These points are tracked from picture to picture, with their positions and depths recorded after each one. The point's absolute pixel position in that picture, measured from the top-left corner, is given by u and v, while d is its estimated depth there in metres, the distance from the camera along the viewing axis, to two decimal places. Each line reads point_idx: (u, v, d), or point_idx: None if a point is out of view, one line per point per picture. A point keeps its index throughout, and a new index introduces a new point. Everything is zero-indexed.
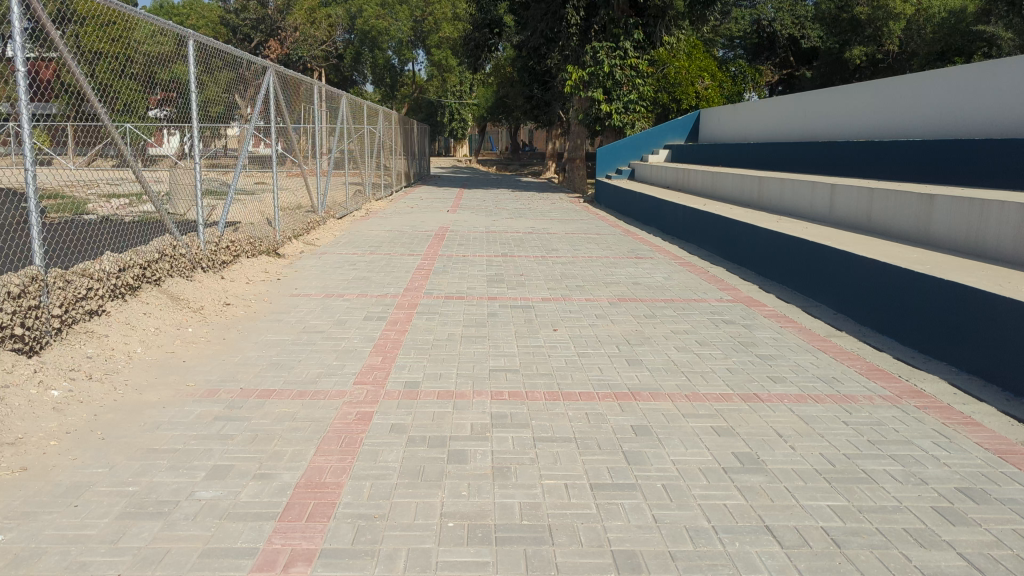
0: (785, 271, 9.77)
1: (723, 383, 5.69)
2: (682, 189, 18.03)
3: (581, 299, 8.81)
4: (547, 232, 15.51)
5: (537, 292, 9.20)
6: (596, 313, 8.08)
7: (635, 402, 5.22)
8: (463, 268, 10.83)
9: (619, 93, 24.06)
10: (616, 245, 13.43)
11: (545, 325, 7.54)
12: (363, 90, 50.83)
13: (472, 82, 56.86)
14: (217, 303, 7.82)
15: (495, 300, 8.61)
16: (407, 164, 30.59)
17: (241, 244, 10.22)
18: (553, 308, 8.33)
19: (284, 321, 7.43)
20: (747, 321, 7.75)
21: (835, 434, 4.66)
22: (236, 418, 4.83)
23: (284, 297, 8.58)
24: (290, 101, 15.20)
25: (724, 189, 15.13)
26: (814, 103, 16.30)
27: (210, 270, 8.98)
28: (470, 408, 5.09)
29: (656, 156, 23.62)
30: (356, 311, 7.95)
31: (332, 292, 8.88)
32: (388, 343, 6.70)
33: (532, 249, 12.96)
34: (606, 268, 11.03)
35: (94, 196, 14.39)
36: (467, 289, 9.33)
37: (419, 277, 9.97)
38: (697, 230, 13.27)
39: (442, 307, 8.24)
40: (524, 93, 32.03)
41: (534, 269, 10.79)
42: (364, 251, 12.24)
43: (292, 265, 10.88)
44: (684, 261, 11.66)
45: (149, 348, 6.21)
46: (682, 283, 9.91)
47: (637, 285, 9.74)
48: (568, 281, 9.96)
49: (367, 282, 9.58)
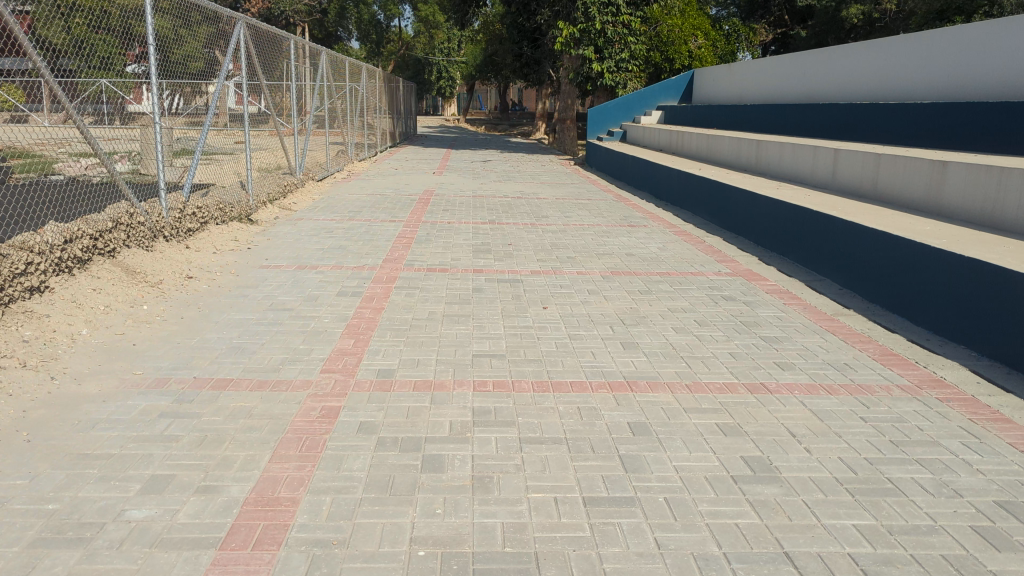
0: (787, 242, 9.26)
1: (727, 372, 5.21)
2: (675, 152, 17.42)
3: (572, 272, 8.29)
4: (536, 197, 14.92)
5: (525, 264, 8.66)
6: (587, 289, 7.56)
7: (632, 394, 4.73)
8: (447, 237, 10.25)
9: (611, 51, 23.38)
10: (607, 211, 12.88)
11: (533, 303, 7.03)
12: (348, 46, 49.47)
13: (460, 38, 55.55)
14: (178, 276, 7.25)
15: (480, 273, 8.07)
16: (393, 124, 29.80)
17: (210, 209, 9.61)
18: (542, 282, 7.81)
19: (251, 298, 6.87)
20: (749, 298, 7.25)
21: (855, 433, 4.16)
22: (185, 414, 4.31)
23: (253, 269, 8.01)
24: (265, 56, 14.43)
25: (720, 153, 14.55)
26: (815, 63, 15.65)
27: (175, 239, 8.39)
28: (450, 402, 4.58)
29: (648, 118, 22.93)
30: (329, 285, 7.39)
31: (306, 264, 8.31)
32: (363, 323, 6.17)
33: (520, 216, 12.39)
34: (597, 237, 10.49)
35: (60, 155, 13.71)
36: (450, 260, 8.77)
37: (401, 247, 9.41)
38: (692, 197, 12.72)
39: (423, 281, 7.69)
40: (512, 51, 31.00)
41: (522, 239, 10.24)
42: (343, 218, 11.63)
43: (266, 231, 10.28)
44: (679, 230, 11.13)
45: (96, 329, 5.66)
46: (678, 254, 9.40)
47: (631, 256, 9.22)
48: (558, 251, 9.42)
49: (344, 253, 8.99)
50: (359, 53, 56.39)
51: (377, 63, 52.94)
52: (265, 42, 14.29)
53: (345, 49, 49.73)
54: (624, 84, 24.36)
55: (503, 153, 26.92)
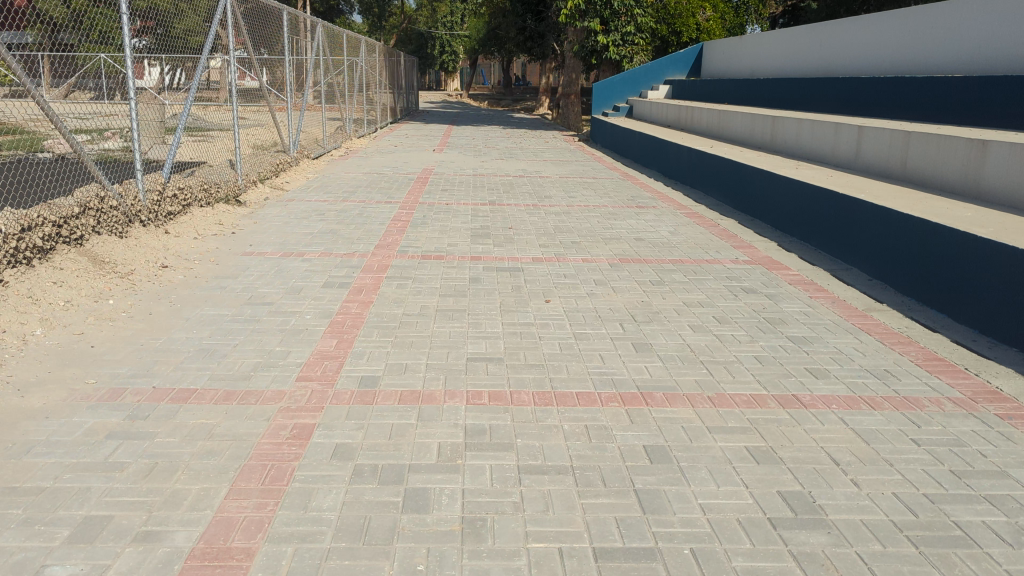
0: (810, 227, 8.64)
1: (754, 380, 4.63)
2: (685, 128, 16.72)
3: (578, 259, 7.69)
4: (540, 176, 14.28)
5: (526, 250, 8.07)
6: (594, 279, 6.97)
7: (647, 410, 4.17)
8: (444, 220, 9.65)
9: (617, 24, 22.64)
10: (615, 191, 12.25)
11: (536, 295, 6.44)
12: (349, 18, 48.49)
13: (463, 11, 54.49)
14: (152, 264, 6.67)
15: (478, 261, 7.49)
16: (393, 99, 29.04)
17: (193, 190, 9.03)
18: (545, 271, 7.23)
19: (229, 289, 6.30)
20: (772, 291, 6.66)
21: (908, 461, 3.63)
22: (136, 434, 3.74)
23: (234, 255, 7.43)
24: (255, 27, 13.77)
25: (733, 129, 13.87)
26: (832, 35, 14.96)
27: (153, 224, 7.79)
28: (439, 418, 4.03)
29: (656, 92, 22.20)
30: (314, 275, 6.82)
31: (292, 250, 7.72)
32: (348, 319, 5.60)
33: (523, 196, 11.76)
34: (604, 220, 9.88)
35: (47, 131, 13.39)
36: (447, 246, 8.17)
37: (395, 231, 8.82)
38: (705, 177, 12.08)
39: (416, 270, 7.11)
40: (515, 24, 30.06)
41: (524, 221, 9.63)
42: (335, 198, 11.04)
43: (253, 214, 9.69)
44: (692, 212, 10.50)
45: (52, 328, 5.07)
46: (691, 240, 8.78)
47: (640, 241, 8.61)
48: (561, 236, 8.82)
49: (333, 238, 8.40)
50: (361, 26, 55.36)
51: (379, 37, 51.90)
52: (256, 15, 13.67)
53: (346, 22, 48.75)
54: (630, 57, 23.59)
55: (507, 129, 26.16)
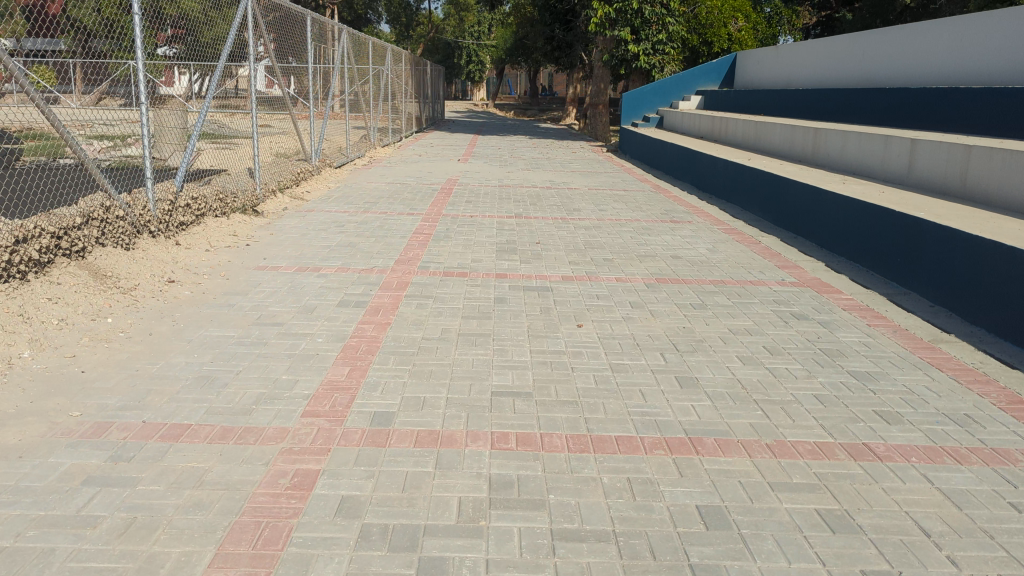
0: (860, 247, 8.06)
1: (817, 426, 4.10)
2: (718, 139, 16.17)
3: (611, 278, 7.19)
4: (568, 188, 13.80)
5: (556, 267, 7.57)
6: (630, 300, 6.45)
7: (700, 462, 3.67)
8: (469, 233, 9.18)
9: (648, 33, 22.14)
10: (647, 205, 11.73)
11: (568, 318, 5.93)
12: (377, 27, 48.46)
13: (491, 21, 54.30)
14: (158, 278, 6.25)
15: (504, 279, 7.02)
16: (419, 108, 28.76)
17: (207, 199, 8.65)
18: (576, 290, 6.73)
19: (237, 307, 5.87)
20: (825, 318, 6.09)
21: (1012, 533, 3.12)
22: (117, 480, 3.28)
23: (246, 269, 7.00)
24: (279, 32, 13.45)
25: (771, 141, 13.32)
26: (875, 46, 14.43)
27: (163, 235, 7.40)
28: (460, 465, 3.54)
29: (687, 102, 21.64)
30: (329, 292, 6.36)
31: (307, 264, 7.29)
32: (362, 343, 5.14)
33: (551, 209, 11.28)
34: (637, 235, 9.37)
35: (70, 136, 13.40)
36: (471, 262, 7.69)
37: (416, 245, 8.37)
38: (743, 192, 11.52)
39: (438, 287, 6.64)
40: (543, 33, 29.64)
41: (553, 236, 9.14)
42: (356, 209, 10.62)
43: (270, 224, 9.30)
44: (730, 229, 9.95)
45: (41, 350, 4.64)
46: (732, 258, 8.23)
47: (677, 259, 8.09)
48: (593, 252, 8.32)
49: (351, 252, 7.96)
50: (388, 35, 55.41)
51: (406, 47, 51.82)
52: (280, 23, 13.24)
53: (374, 31, 48.73)
54: (661, 67, 23.07)
55: (533, 139, 25.69)
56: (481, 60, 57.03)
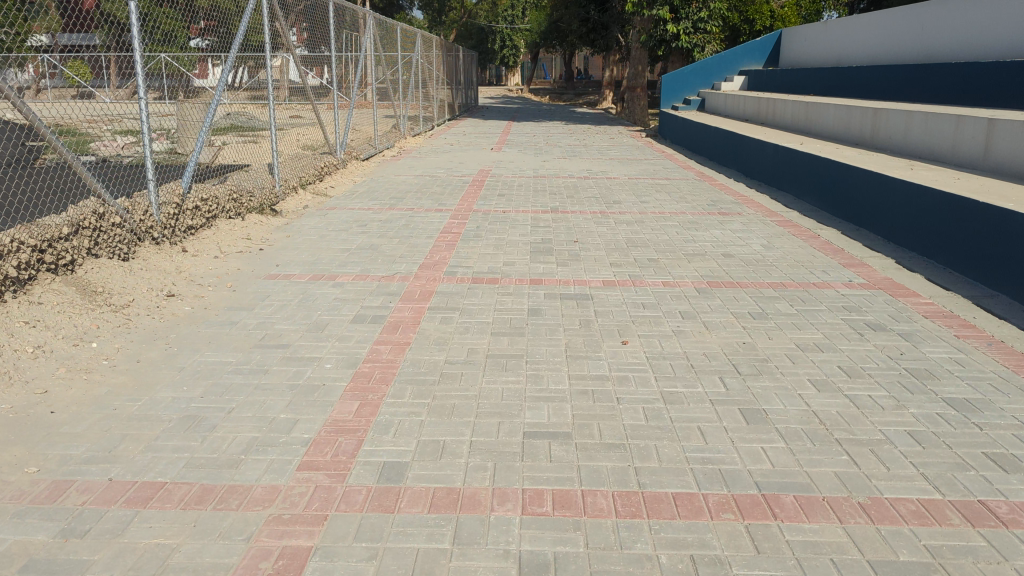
0: (935, 242, 7.21)
1: (919, 477, 3.34)
2: (766, 122, 15.24)
3: (657, 283, 6.47)
4: (606, 177, 13.04)
5: (595, 270, 6.88)
6: (680, 309, 5.74)
7: (781, 532, 2.95)
8: (501, 231, 8.51)
9: (688, 11, 21.09)
10: (692, 196, 10.94)
11: (610, 333, 5.24)
12: (410, 14, 47.91)
13: (524, 5, 53.44)
14: (156, 292, 5.72)
15: (539, 285, 6.35)
16: (452, 95, 28.09)
17: (220, 200, 8.11)
18: (619, 298, 6.03)
19: (240, 326, 5.28)
20: (906, 329, 5.30)
21: None
22: (63, 566, 2.70)
23: (256, 279, 6.43)
24: (302, 20, 12.87)
25: (825, 122, 12.37)
26: (937, 18, 13.38)
27: (169, 241, 6.87)
28: (483, 540, 2.87)
29: (730, 83, 20.64)
30: (344, 306, 5.75)
31: (323, 272, 6.69)
32: (376, 370, 4.49)
33: (589, 201, 10.57)
34: (684, 231, 8.62)
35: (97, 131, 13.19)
36: (502, 266, 7.02)
37: (443, 246, 7.73)
38: (797, 181, 10.68)
39: (465, 297, 5.99)
40: (577, 15, 28.74)
41: (592, 233, 8.44)
42: (381, 206, 10.02)
43: (290, 225, 8.75)
44: (784, 221, 9.15)
45: (9, 385, 4.10)
46: (790, 256, 7.45)
47: (730, 259, 7.33)
48: (635, 251, 7.60)
49: (372, 256, 7.34)
50: (421, 23, 54.79)
51: (439, 33, 51.15)
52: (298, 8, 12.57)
53: (406, 18, 48.17)
54: (702, 46, 22.07)
55: (569, 124, 24.89)
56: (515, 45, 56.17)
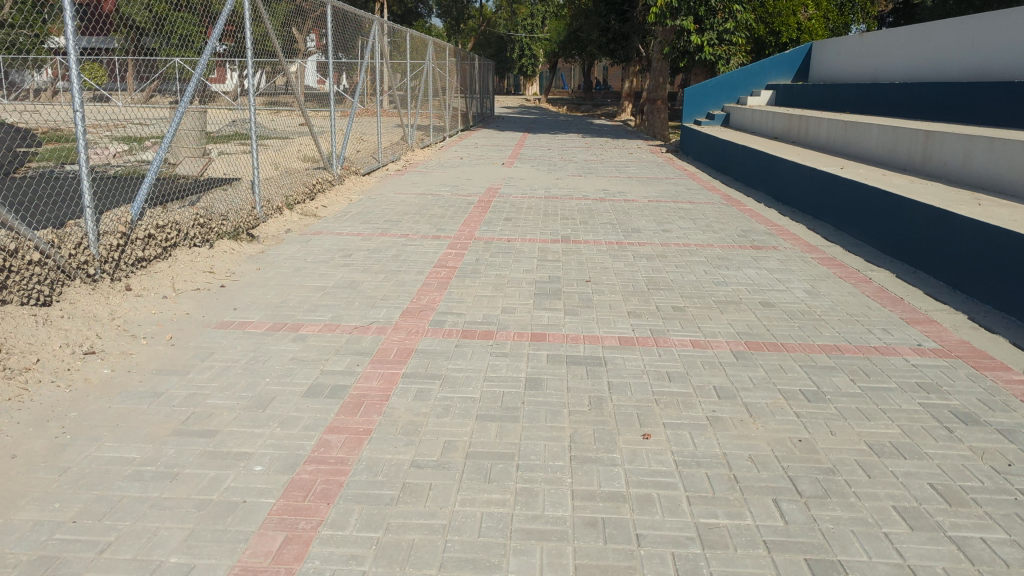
0: (1015, 296, 6.05)
1: None
2: (798, 141, 14.09)
3: (685, 343, 5.37)
4: (624, 199, 11.96)
5: (608, 323, 5.80)
6: (715, 385, 4.62)
7: None
8: (502, 266, 7.44)
9: (713, 21, 20.06)
10: (720, 225, 9.83)
11: (626, 420, 4.12)
12: (429, 22, 47.05)
13: (544, 14, 52.64)
14: (71, 349, 4.69)
15: (540, 344, 5.28)
16: (466, 105, 27.09)
17: (183, 225, 7.09)
18: (638, 365, 4.91)
19: (163, 400, 4.21)
20: (1006, 423, 4.15)
21: None
22: None
23: (204, 328, 5.39)
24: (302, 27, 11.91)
25: (868, 143, 11.21)
26: (989, 31, 12.19)
27: (110, 279, 5.86)
28: None
29: (757, 98, 19.52)
30: (300, 371, 4.68)
31: (285, 319, 5.63)
32: (318, 481, 3.41)
33: (605, 229, 9.48)
34: (712, 270, 7.51)
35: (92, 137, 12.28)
36: (500, 313, 5.94)
37: (433, 285, 6.67)
38: (840, 212, 9.54)
39: (451, 359, 4.91)
40: (598, 24, 27.73)
41: (608, 271, 7.35)
42: (372, 230, 8.98)
43: (266, 253, 7.72)
44: (827, 260, 8.02)
45: None
46: (841, 307, 6.33)
47: (770, 309, 6.23)
48: (657, 296, 6.52)
49: (349, 296, 6.29)
50: (441, 31, 54.02)
51: (458, 42, 50.31)
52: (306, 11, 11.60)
53: (425, 27, 47.31)
54: (727, 59, 21.02)
55: (586, 138, 23.84)
56: (534, 54, 55.33)
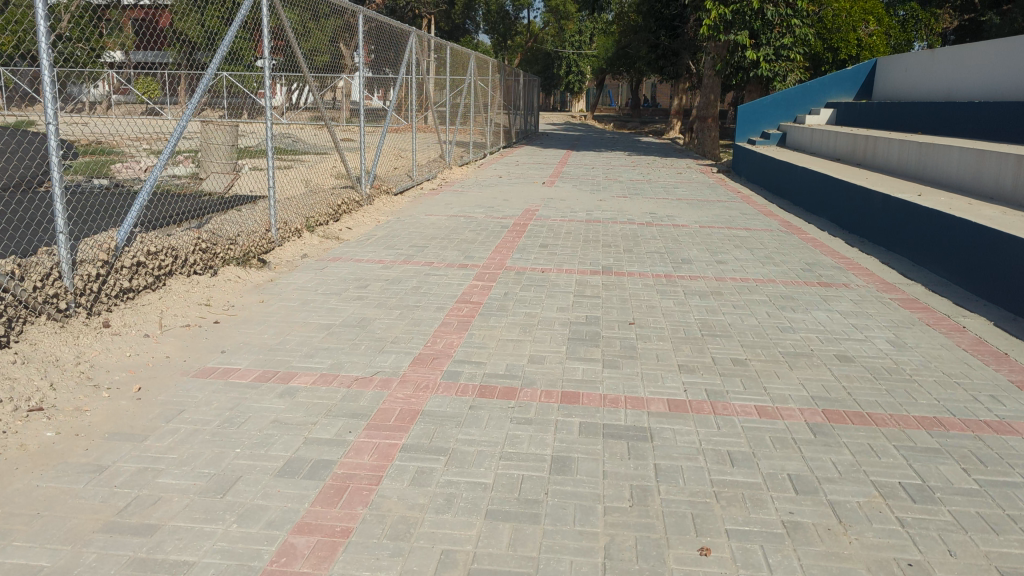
0: None
1: None
2: (865, 164, 13.02)
3: (750, 411, 4.44)
4: (673, 224, 11.02)
5: (654, 379, 4.90)
6: (792, 474, 3.69)
7: None
8: (534, 302, 6.60)
9: (770, 36, 19.14)
10: (782, 256, 8.84)
11: (679, 526, 3.22)
12: (476, 38, 46.50)
13: (593, 31, 51.97)
14: (13, 405, 3.94)
15: (572, 408, 4.40)
16: (511, 121, 26.36)
17: (182, 251, 6.37)
18: (693, 442, 4.01)
19: (104, 477, 3.41)
20: None
21: None
22: None
23: (181, 376, 4.60)
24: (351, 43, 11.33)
25: (948, 168, 10.14)
26: None
27: (85, 315, 5.12)
28: None
29: (816, 117, 18.40)
30: (280, 438, 3.86)
31: (277, 366, 4.83)
32: None
33: (652, 258, 8.58)
34: (777, 312, 6.54)
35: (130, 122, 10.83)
36: (526, 363, 5.09)
37: (453, 326, 5.83)
38: (918, 245, 8.48)
39: (462, 427, 4.06)
40: (647, 40, 26.86)
41: (654, 310, 6.45)
42: (395, 257, 8.22)
43: (275, 282, 6.97)
44: (909, 302, 7.00)
45: None
46: (934, 366, 5.33)
47: (849, 367, 5.25)
48: (714, 345, 5.60)
49: (355, 337, 5.49)
50: (488, 47, 53.54)
51: (504, 58, 49.68)
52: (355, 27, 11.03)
53: (472, 43, 46.82)
54: (784, 76, 19.99)
55: (633, 156, 22.94)
56: (582, 72, 54.57)
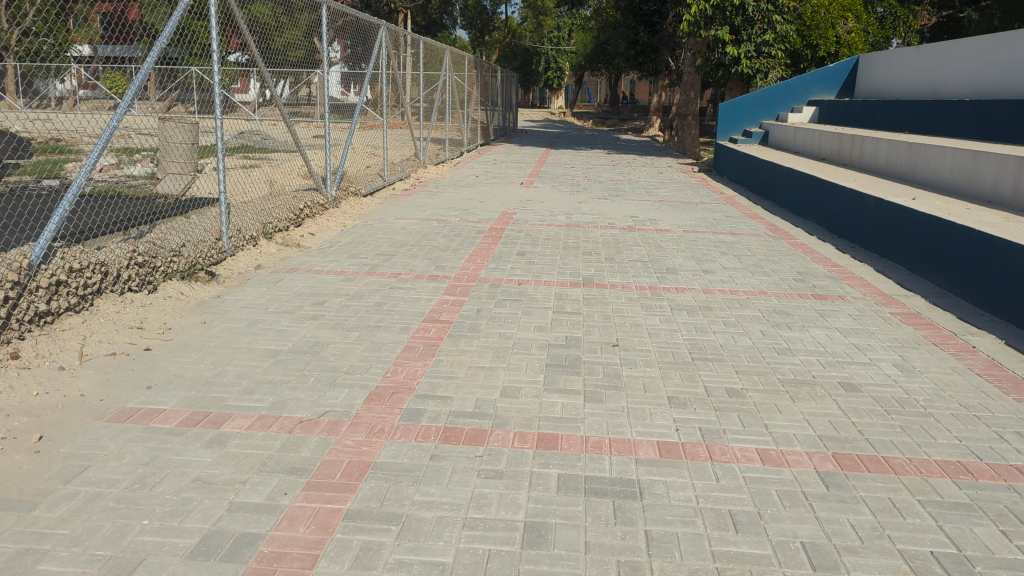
0: None
1: None
2: (852, 164, 12.55)
3: (751, 457, 3.88)
4: (656, 228, 10.46)
5: (641, 416, 4.32)
6: (808, 544, 3.12)
7: None
8: (509, 320, 6.01)
9: (750, 33, 18.77)
10: (772, 265, 8.30)
11: None
12: (454, 34, 45.70)
13: (571, 27, 51.27)
14: None
15: (549, 456, 3.80)
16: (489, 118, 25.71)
17: (113, 265, 5.70)
18: (688, 500, 3.44)
19: None
20: None
21: None
22: None
23: (93, 421, 3.95)
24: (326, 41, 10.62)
25: (942, 169, 9.66)
26: None
27: None
28: None
29: (798, 115, 17.95)
30: (200, 503, 3.23)
31: (210, 406, 4.20)
32: None
33: (635, 268, 8.01)
34: (772, 330, 5.99)
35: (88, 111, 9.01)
36: (497, 398, 4.49)
37: (416, 351, 5.21)
38: (916, 253, 7.98)
39: (420, 484, 3.46)
40: (625, 36, 26.32)
41: (640, 330, 5.88)
42: (358, 267, 7.59)
43: (222, 299, 6.31)
44: (912, 318, 6.49)
45: None
46: (949, 396, 4.79)
47: (857, 398, 4.70)
48: (707, 372, 5.02)
49: (305, 366, 4.86)
50: (466, 44, 52.72)
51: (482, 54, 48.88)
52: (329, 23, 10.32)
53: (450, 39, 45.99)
54: (765, 73, 19.52)
55: (612, 155, 22.41)
56: (560, 68, 53.91)
